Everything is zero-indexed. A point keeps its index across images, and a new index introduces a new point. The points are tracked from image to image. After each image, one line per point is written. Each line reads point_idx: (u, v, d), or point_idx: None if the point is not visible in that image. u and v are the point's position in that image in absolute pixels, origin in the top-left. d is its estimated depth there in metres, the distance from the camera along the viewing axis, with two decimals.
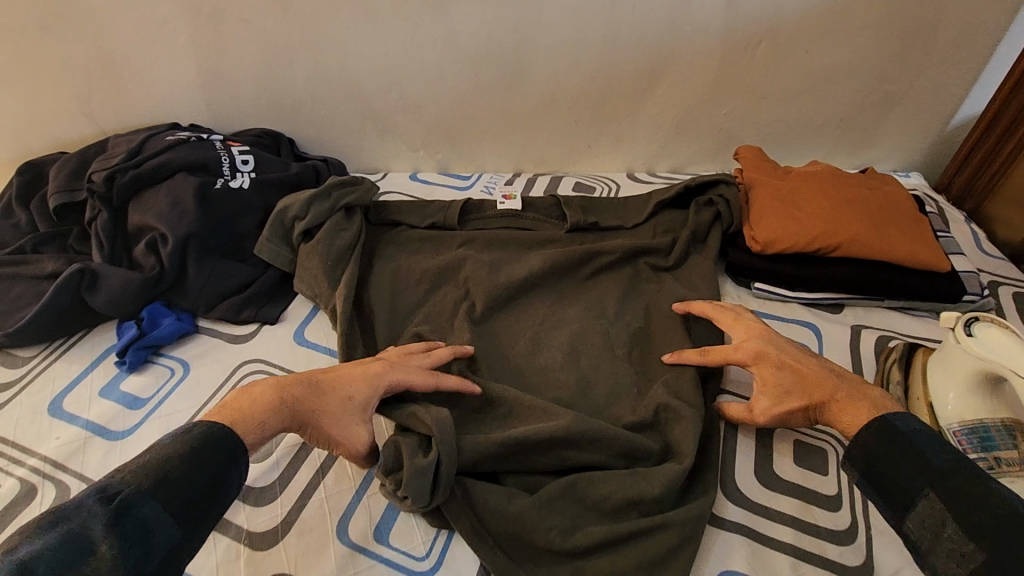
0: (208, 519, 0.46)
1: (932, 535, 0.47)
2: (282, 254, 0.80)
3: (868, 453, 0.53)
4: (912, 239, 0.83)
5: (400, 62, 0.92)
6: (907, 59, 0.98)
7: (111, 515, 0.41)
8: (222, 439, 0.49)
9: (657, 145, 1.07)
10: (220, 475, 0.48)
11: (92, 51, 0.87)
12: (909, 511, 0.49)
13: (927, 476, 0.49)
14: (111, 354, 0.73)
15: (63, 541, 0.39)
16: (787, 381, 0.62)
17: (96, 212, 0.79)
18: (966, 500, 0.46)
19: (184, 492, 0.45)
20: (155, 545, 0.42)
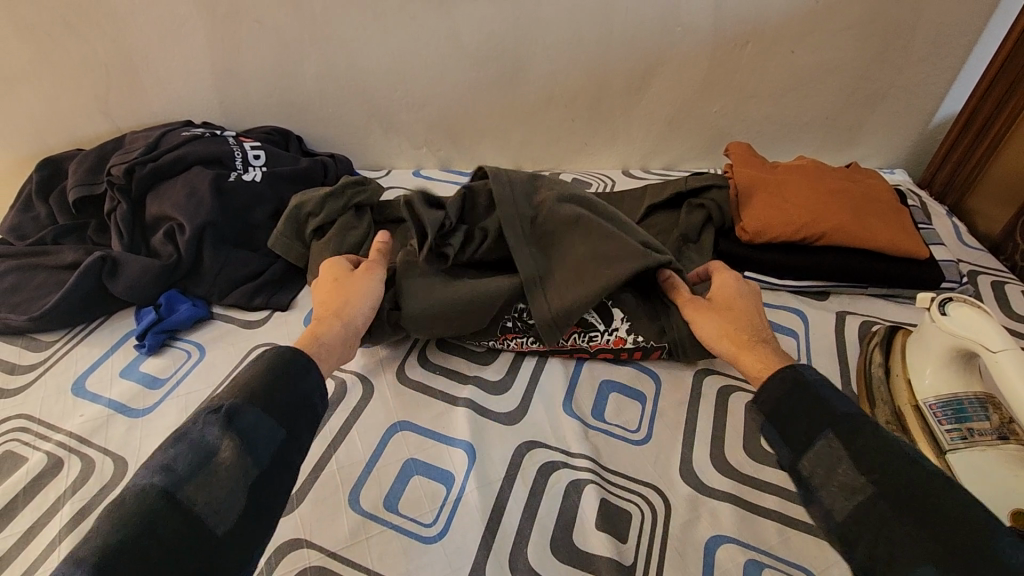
0: (304, 417, 0.54)
1: (827, 471, 0.52)
2: (293, 250, 0.83)
3: (774, 398, 0.57)
4: (894, 230, 0.88)
5: (404, 61, 0.97)
6: (888, 58, 1.03)
7: (218, 422, 0.49)
8: (295, 354, 0.57)
9: (651, 142, 1.11)
10: (301, 380, 0.55)
11: (111, 51, 0.91)
12: (806, 451, 0.53)
13: (832, 420, 0.53)
14: (130, 338, 0.76)
15: (187, 448, 0.47)
16: (722, 329, 0.67)
17: (115, 204, 0.83)
18: (865, 442, 0.50)
19: (272, 397, 0.52)
20: (262, 441, 0.50)
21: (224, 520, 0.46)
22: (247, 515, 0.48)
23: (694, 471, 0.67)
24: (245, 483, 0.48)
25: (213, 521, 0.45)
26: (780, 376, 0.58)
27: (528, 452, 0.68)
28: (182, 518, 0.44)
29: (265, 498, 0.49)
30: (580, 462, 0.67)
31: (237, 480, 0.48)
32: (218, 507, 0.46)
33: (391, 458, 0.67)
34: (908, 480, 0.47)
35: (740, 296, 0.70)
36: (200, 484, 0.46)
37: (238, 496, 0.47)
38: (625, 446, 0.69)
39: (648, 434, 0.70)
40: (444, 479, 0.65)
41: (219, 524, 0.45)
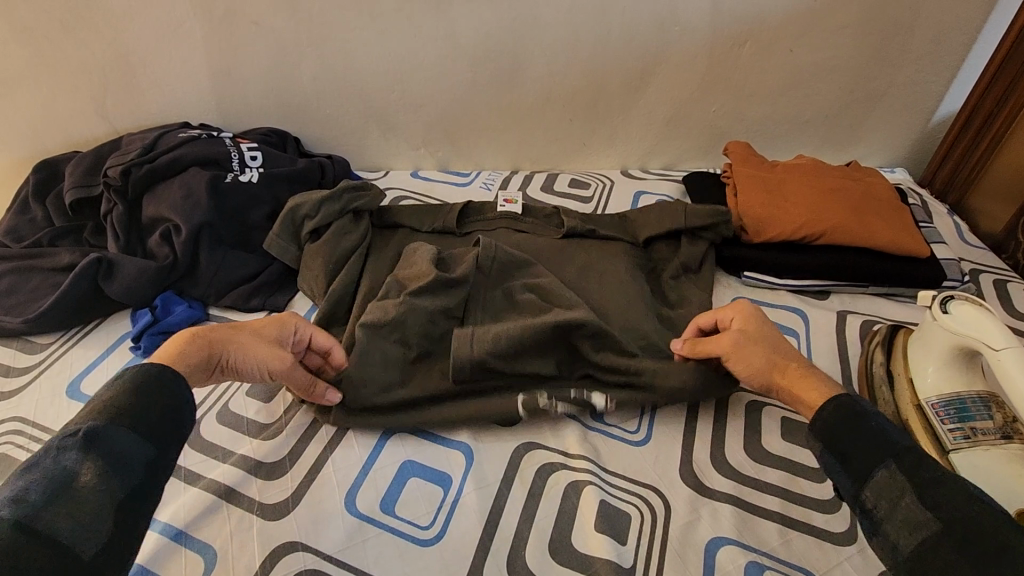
0: (175, 437, 0.53)
1: (890, 504, 0.50)
2: (288, 253, 0.82)
3: (831, 431, 0.55)
4: (895, 228, 0.87)
5: (402, 61, 0.96)
6: (886, 56, 1.02)
7: (77, 448, 0.47)
8: (160, 371, 0.55)
9: (650, 142, 1.10)
10: (173, 401, 0.54)
11: (108, 54, 0.91)
12: (869, 485, 0.52)
13: (893, 451, 0.52)
14: (125, 340, 0.76)
15: (45, 477, 0.45)
16: (761, 361, 0.63)
17: (112, 205, 0.82)
18: (926, 477, 0.50)
19: (143, 421, 0.51)
20: (130, 463, 0.49)
21: (91, 543, 0.44)
22: (119, 535, 0.46)
23: (695, 472, 0.66)
24: (115, 505, 0.47)
25: (82, 545, 0.44)
26: (825, 406, 0.57)
27: (526, 453, 0.67)
28: (48, 545, 0.42)
29: (138, 511, 0.48)
30: (579, 463, 0.66)
31: (104, 503, 0.46)
32: (87, 530, 0.44)
33: (387, 461, 0.66)
34: (964, 508, 0.47)
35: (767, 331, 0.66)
36: (63, 512, 0.44)
37: (109, 516, 0.46)
38: (624, 447, 0.69)
39: (647, 434, 0.70)
40: (441, 482, 0.65)
41: (88, 546, 0.44)
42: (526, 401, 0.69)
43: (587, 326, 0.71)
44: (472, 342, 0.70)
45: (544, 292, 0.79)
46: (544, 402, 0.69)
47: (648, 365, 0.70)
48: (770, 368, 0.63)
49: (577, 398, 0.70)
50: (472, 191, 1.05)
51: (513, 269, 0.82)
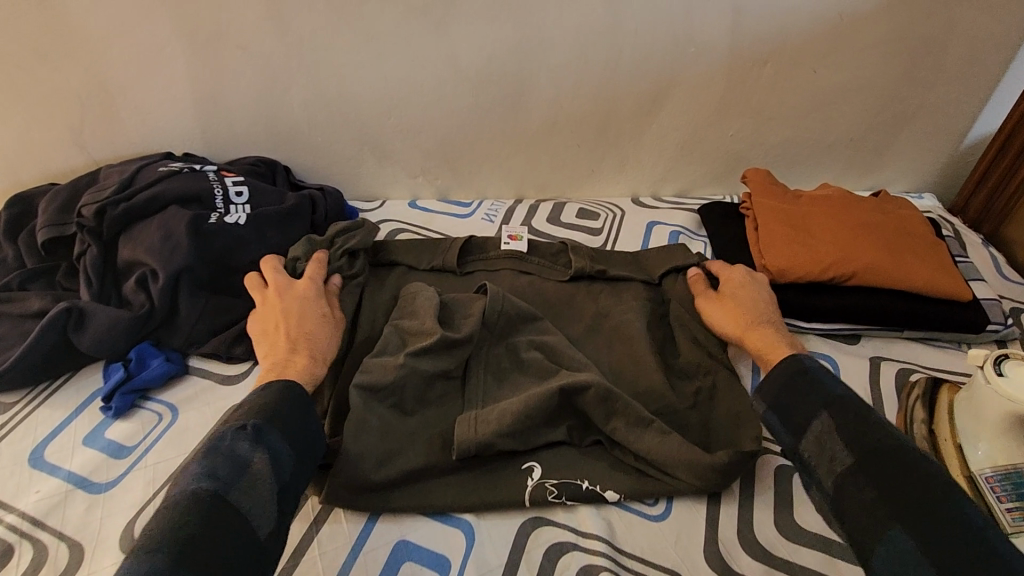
0: (312, 445, 0.58)
1: (820, 449, 0.57)
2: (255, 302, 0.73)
3: (778, 389, 0.62)
4: (932, 266, 0.80)
5: (399, 86, 0.90)
6: (917, 77, 0.96)
7: (248, 440, 0.53)
8: (292, 388, 0.60)
9: (663, 168, 1.04)
10: (307, 411, 0.59)
11: (84, 81, 0.85)
12: (806, 434, 0.58)
13: (825, 401, 0.58)
14: (96, 399, 0.70)
15: (225, 461, 0.51)
16: (729, 316, 0.74)
17: (85, 247, 0.76)
18: (857, 422, 0.55)
19: (288, 425, 0.57)
20: (283, 463, 0.54)
21: (264, 523, 0.50)
22: (279, 523, 0.52)
23: (719, 552, 0.60)
24: (273, 497, 0.52)
25: (258, 525, 0.50)
26: (782, 364, 0.63)
27: (533, 531, 0.62)
28: (233, 520, 0.48)
29: (287, 508, 0.53)
30: (593, 545, 0.60)
31: (269, 492, 0.52)
32: (262, 511, 0.51)
33: (380, 541, 0.60)
34: (881, 451, 0.52)
35: (753, 289, 0.77)
36: (242, 492, 0.50)
37: (271, 504, 0.52)
38: (642, 522, 0.62)
39: (667, 508, 0.64)
40: (439, 567, 0.59)
41: (262, 526, 0.50)
42: (531, 484, 0.64)
43: (594, 391, 0.66)
44: (475, 422, 0.66)
45: (550, 350, 0.75)
46: (550, 486, 0.64)
47: (662, 439, 0.65)
48: (732, 328, 0.73)
49: (587, 487, 0.64)
50: (474, 224, 0.99)
51: (517, 323, 0.77)
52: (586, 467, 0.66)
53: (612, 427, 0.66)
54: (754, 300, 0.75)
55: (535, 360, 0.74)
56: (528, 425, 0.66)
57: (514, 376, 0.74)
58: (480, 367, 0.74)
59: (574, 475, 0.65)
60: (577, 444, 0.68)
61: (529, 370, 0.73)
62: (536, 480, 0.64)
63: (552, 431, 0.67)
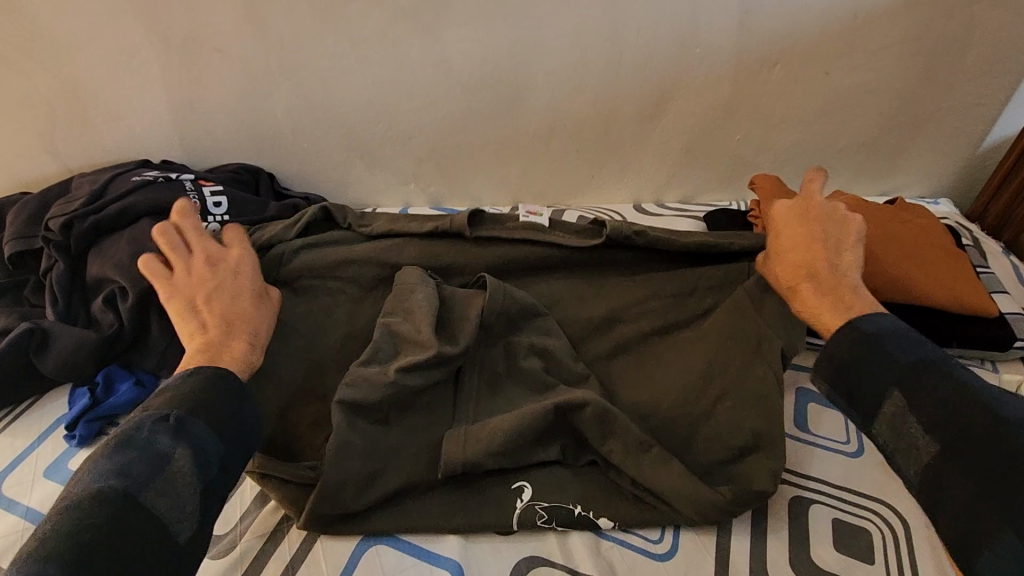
0: (246, 438, 0.53)
1: (894, 433, 0.50)
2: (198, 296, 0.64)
3: (840, 363, 0.53)
4: (954, 279, 0.76)
5: (387, 91, 0.86)
6: (934, 77, 0.91)
7: (168, 432, 0.48)
8: (220, 375, 0.54)
9: (667, 174, 0.99)
10: (238, 398, 0.54)
11: (56, 85, 0.81)
12: (875, 416, 0.51)
13: (896, 375, 0.50)
14: (60, 426, 0.65)
15: (142, 456, 0.46)
16: (783, 258, 0.63)
17: (53, 262, 0.72)
18: (928, 395, 0.48)
19: (217, 416, 0.51)
20: (210, 459, 0.49)
21: (183, 525, 0.46)
22: (205, 520, 0.48)
23: None
24: (197, 494, 0.47)
25: (177, 528, 0.45)
26: (836, 335, 0.54)
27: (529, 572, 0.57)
28: (147, 522, 0.44)
29: (216, 504, 0.49)
30: None
31: (191, 490, 0.47)
32: (182, 512, 0.46)
33: None
34: (973, 432, 0.46)
35: (821, 223, 0.63)
36: (160, 491, 0.46)
37: (195, 502, 0.47)
38: (645, 561, 0.57)
39: (672, 544, 0.59)
40: None
41: (182, 529, 0.46)
42: (519, 506, 0.59)
43: (592, 409, 0.61)
44: (465, 440, 0.61)
45: (551, 357, 0.68)
46: (541, 507, 0.59)
47: (663, 464, 0.59)
48: (784, 273, 0.62)
49: (580, 513, 0.59)
50: None
51: (520, 322, 0.71)
52: (578, 489, 0.61)
53: (609, 448, 0.61)
54: (811, 235, 0.62)
55: (533, 372, 0.67)
56: (519, 445, 0.61)
57: (511, 387, 0.68)
58: (475, 377, 0.68)
59: (566, 497, 0.60)
60: (570, 463, 0.63)
61: (525, 390, 0.67)
62: (525, 502, 0.60)
63: (545, 447, 0.62)
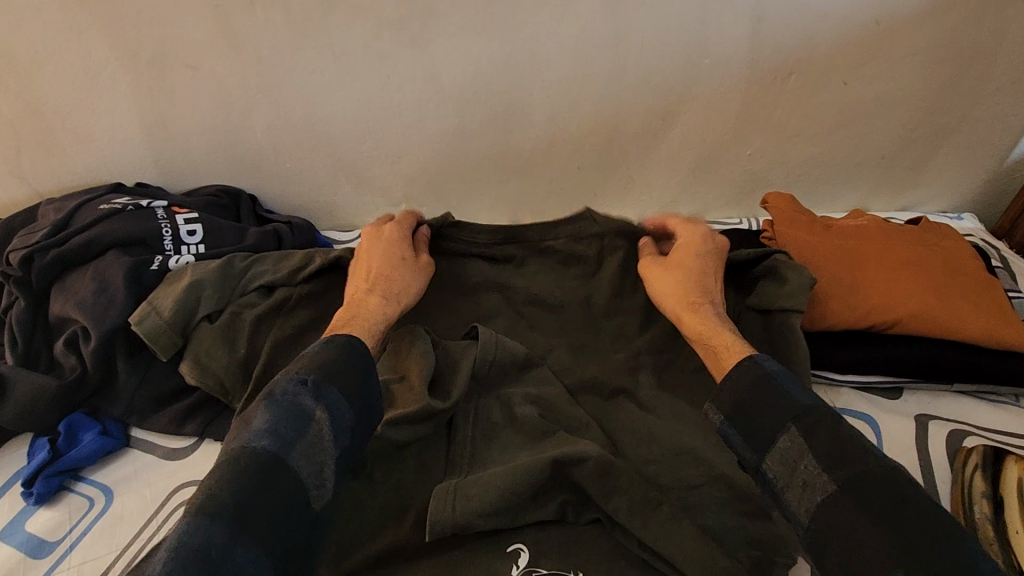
0: (376, 408, 0.51)
1: (790, 470, 0.46)
2: (164, 338, 0.63)
3: (737, 397, 0.51)
4: (986, 311, 0.70)
5: (374, 107, 0.80)
6: (960, 87, 0.85)
7: (310, 394, 0.47)
8: (351, 343, 0.52)
9: (673, 191, 0.93)
10: (367, 365, 0.52)
11: (20, 106, 0.76)
12: (770, 448, 0.48)
13: (793, 414, 0.48)
14: (18, 481, 0.60)
15: (286, 416, 0.45)
16: (679, 283, 0.68)
17: (13, 300, 0.67)
18: (823, 431, 0.46)
19: (354, 382, 0.49)
20: (345, 426, 0.47)
21: (321, 493, 0.44)
22: (337, 493, 0.45)
23: None
24: (333, 462, 0.45)
25: (316, 495, 0.43)
26: (737, 371, 0.53)
27: None
28: (292, 486, 0.42)
29: (345, 479, 0.46)
30: None
31: (329, 457, 0.45)
32: (321, 479, 0.44)
33: None
34: (867, 473, 0.43)
35: (704, 253, 0.71)
36: (303, 454, 0.44)
37: (331, 471, 0.45)
38: None
39: None
40: None
41: (320, 496, 0.44)
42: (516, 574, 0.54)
43: (593, 465, 0.56)
44: (454, 497, 0.56)
45: (548, 407, 0.65)
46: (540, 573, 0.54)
47: (674, 525, 0.54)
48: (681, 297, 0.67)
49: None
50: None
51: (513, 372, 0.67)
52: (581, 551, 0.56)
53: (614, 507, 0.55)
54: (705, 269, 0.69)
55: (531, 423, 0.63)
56: (513, 503, 0.56)
57: (506, 435, 0.63)
58: (468, 428, 0.63)
59: (568, 560, 0.55)
60: (572, 522, 0.57)
61: (524, 437, 0.63)
62: (523, 569, 0.54)
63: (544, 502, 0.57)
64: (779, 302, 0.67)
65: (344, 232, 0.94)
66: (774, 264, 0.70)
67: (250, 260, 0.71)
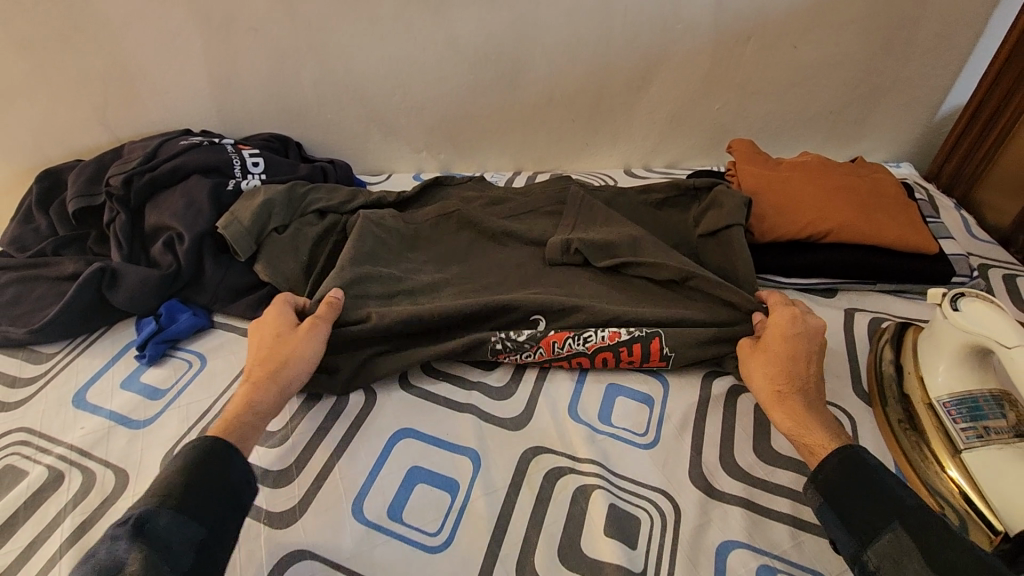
0: (232, 513, 0.54)
1: (893, 566, 0.50)
2: (243, 239, 0.78)
3: (836, 482, 0.56)
4: (901, 223, 0.87)
5: (403, 65, 0.96)
6: (892, 51, 1.01)
7: (129, 534, 0.49)
8: (217, 444, 0.57)
9: (654, 141, 1.10)
10: (221, 470, 0.55)
11: (109, 62, 0.91)
12: (872, 542, 0.52)
13: (897, 512, 0.52)
14: (130, 349, 0.76)
15: (94, 568, 0.47)
16: (759, 376, 0.67)
17: (114, 214, 0.82)
18: (937, 538, 0.49)
19: (193, 499, 0.53)
20: (181, 545, 0.50)
21: None
22: None
23: (703, 473, 0.66)
24: None
25: None
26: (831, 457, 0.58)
27: (534, 458, 0.67)
28: None
29: None
30: (587, 467, 0.66)
31: None
32: None
33: (395, 467, 0.66)
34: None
35: (803, 340, 0.68)
36: None
37: None
38: (633, 450, 0.68)
39: (655, 438, 0.69)
40: (449, 487, 0.64)
41: None
42: (537, 332, 0.76)
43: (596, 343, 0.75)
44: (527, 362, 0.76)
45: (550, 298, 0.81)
46: (553, 330, 0.76)
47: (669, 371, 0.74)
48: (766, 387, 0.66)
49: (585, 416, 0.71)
50: None
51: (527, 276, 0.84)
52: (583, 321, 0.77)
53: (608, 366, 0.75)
54: (795, 353, 0.67)
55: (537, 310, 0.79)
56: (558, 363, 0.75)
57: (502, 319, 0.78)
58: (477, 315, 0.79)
59: (573, 324, 0.77)
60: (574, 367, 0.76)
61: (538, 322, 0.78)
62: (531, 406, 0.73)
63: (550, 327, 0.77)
64: (724, 220, 0.85)
65: (374, 176, 1.11)
66: (718, 193, 0.90)
67: (304, 189, 0.87)
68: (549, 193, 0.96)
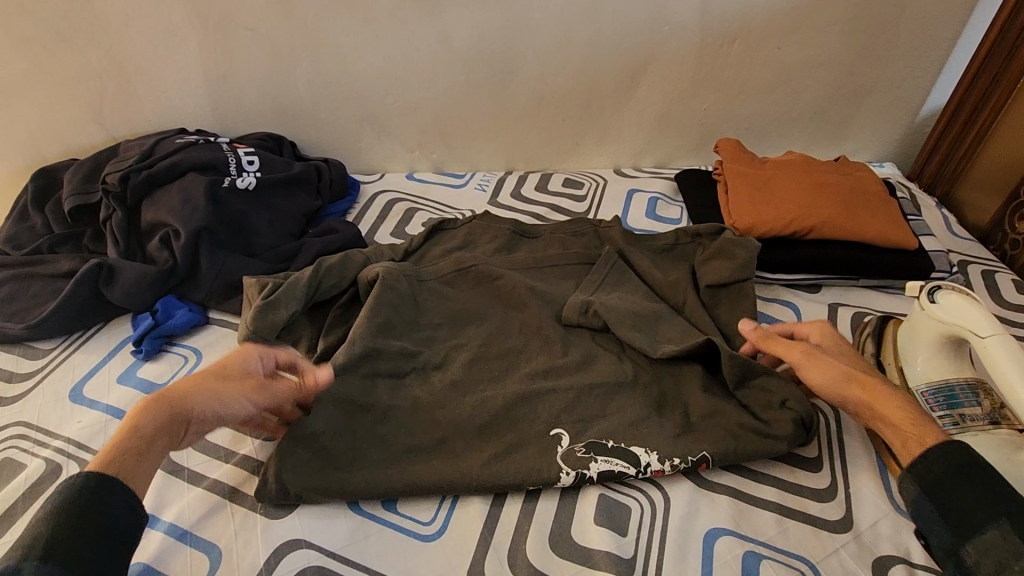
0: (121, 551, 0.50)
1: (994, 562, 0.49)
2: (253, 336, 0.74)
3: (932, 477, 0.55)
4: (880, 220, 0.90)
5: (396, 66, 0.98)
6: (873, 53, 1.04)
7: None
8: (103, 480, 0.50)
9: (643, 141, 1.12)
10: (108, 509, 0.50)
11: (106, 61, 0.92)
12: (971, 538, 0.51)
13: (1004, 510, 0.51)
14: (127, 345, 0.77)
15: None
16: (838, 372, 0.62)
17: (111, 211, 0.84)
18: None
19: (75, 544, 0.47)
20: None
21: None
22: None
23: None
24: None
25: None
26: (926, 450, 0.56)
27: None
28: None
29: None
30: None
31: None
32: None
33: None
34: None
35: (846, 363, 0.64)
36: None
37: None
38: None
39: None
40: None
41: None
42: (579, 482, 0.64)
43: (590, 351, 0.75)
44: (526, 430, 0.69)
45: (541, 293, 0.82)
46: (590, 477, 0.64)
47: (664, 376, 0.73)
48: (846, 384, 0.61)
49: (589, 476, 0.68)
50: (467, 193, 1.08)
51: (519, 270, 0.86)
52: (625, 454, 0.65)
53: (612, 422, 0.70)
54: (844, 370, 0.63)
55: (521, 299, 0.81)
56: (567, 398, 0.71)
57: (494, 316, 0.80)
58: (499, 386, 0.72)
59: (615, 462, 0.65)
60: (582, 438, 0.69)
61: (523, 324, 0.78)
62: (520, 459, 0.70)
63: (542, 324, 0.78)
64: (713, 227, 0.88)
65: (367, 175, 1.12)
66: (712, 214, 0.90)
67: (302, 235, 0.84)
68: (572, 249, 0.90)
